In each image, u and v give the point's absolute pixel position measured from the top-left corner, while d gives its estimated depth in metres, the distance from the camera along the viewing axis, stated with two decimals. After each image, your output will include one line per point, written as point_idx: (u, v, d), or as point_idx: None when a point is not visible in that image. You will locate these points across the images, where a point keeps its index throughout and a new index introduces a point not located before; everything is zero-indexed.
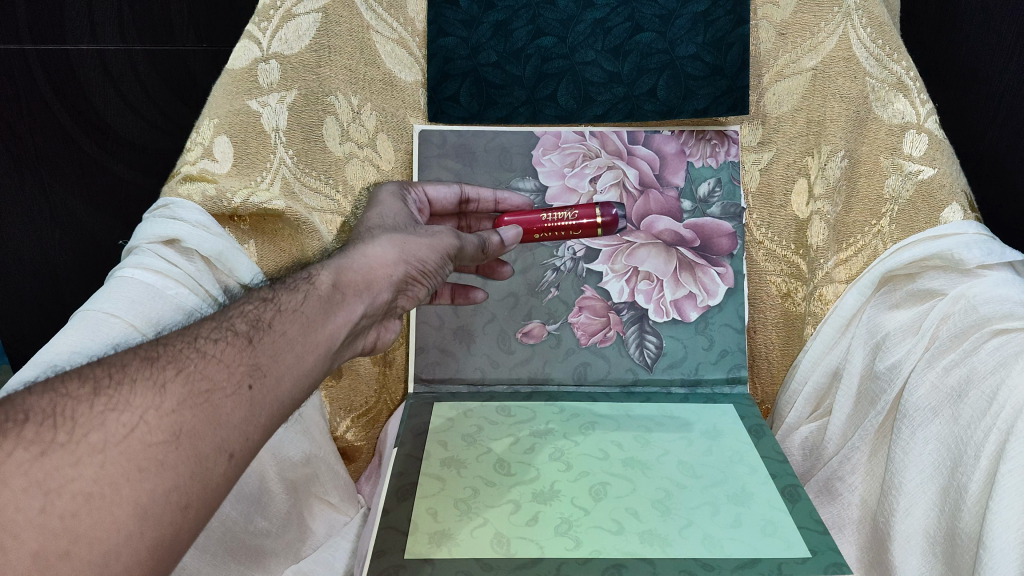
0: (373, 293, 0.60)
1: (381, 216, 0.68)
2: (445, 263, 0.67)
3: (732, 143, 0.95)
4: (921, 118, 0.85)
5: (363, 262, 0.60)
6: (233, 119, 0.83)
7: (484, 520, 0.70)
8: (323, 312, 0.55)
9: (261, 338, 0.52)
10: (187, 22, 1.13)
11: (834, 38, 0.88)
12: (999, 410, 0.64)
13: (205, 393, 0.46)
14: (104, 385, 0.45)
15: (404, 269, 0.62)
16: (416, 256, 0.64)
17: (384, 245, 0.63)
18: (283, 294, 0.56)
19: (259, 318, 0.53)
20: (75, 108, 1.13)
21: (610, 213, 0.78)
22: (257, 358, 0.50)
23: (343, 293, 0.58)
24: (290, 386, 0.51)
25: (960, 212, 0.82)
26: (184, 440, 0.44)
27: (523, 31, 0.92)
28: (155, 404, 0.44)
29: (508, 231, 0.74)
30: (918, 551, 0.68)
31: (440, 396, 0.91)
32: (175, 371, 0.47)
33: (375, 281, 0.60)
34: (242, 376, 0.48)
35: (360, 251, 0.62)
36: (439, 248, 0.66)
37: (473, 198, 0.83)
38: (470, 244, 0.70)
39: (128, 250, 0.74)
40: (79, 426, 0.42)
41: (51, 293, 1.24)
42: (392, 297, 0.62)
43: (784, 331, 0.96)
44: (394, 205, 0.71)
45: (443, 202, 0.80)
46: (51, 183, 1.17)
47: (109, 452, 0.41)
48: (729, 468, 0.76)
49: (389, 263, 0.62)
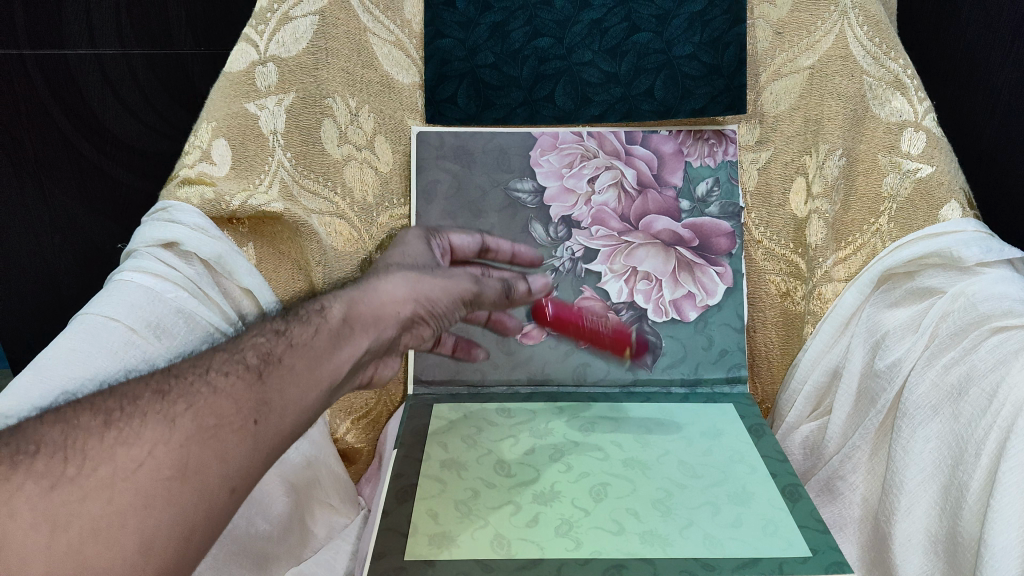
0: (380, 330, 0.58)
1: (403, 255, 0.67)
2: (460, 307, 0.63)
3: (730, 143, 0.94)
4: (919, 115, 0.85)
5: (374, 296, 0.59)
6: (231, 122, 0.83)
7: (484, 522, 0.70)
8: (331, 346, 0.55)
9: (271, 372, 0.51)
10: (184, 24, 1.13)
11: (830, 37, 0.89)
12: (1000, 408, 0.64)
13: (213, 428, 0.46)
14: (116, 418, 0.45)
15: (413, 308, 0.60)
16: (428, 296, 0.60)
17: (396, 281, 0.60)
18: (295, 325, 0.56)
19: (270, 351, 0.53)
20: (72, 111, 1.12)
21: (637, 343, 0.89)
22: (265, 393, 0.50)
23: (352, 328, 0.57)
24: (292, 418, 0.51)
25: (958, 210, 0.82)
26: (191, 475, 0.44)
27: (520, 32, 0.93)
28: (164, 438, 0.44)
29: (538, 280, 0.68)
30: (920, 550, 0.68)
31: (439, 397, 0.91)
32: (186, 406, 0.47)
33: (384, 317, 0.58)
34: (249, 411, 0.48)
35: (374, 286, 0.60)
36: (452, 291, 0.61)
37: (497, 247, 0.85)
38: (490, 289, 0.64)
39: (127, 253, 0.74)
40: (89, 460, 0.42)
41: (52, 295, 1.23)
42: (399, 334, 0.60)
43: (784, 330, 0.96)
44: (418, 246, 0.69)
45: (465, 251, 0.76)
46: (50, 187, 1.16)
47: (116, 488, 0.41)
48: (730, 469, 0.76)
49: (398, 301, 0.59)
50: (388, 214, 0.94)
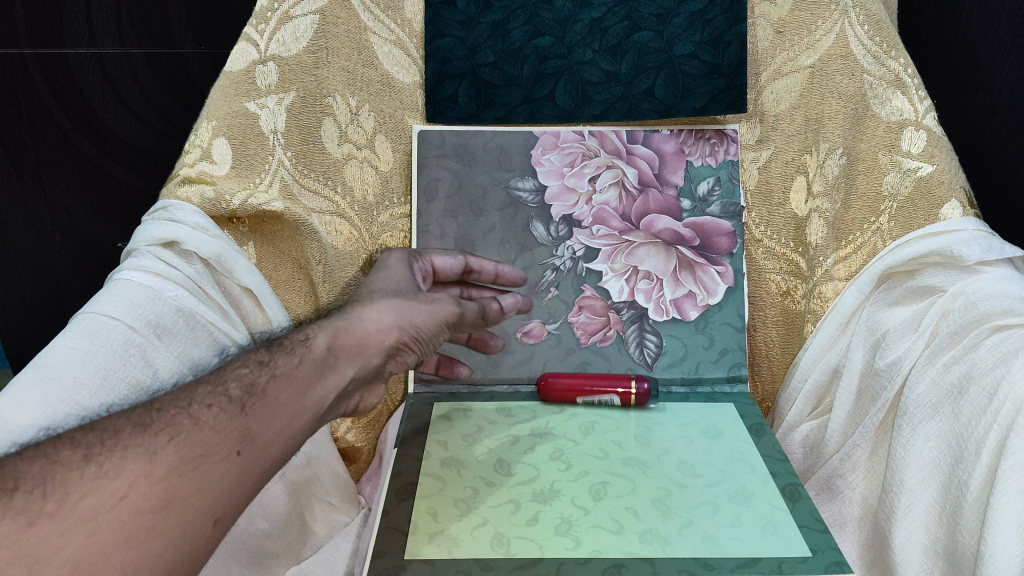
0: (365, 357, 0.64)
1: (385, 280, 0.73)
2: (441, 328, 0.70)
3: (731, 142, 0.94)
4: (919, 114, 0.85)
5: (360, 326, 0.65)
6: (231, 121, 0.83)
7: (484, 520, 0.70)
8: (317, 375, 0.60)
9: (254, 404, 0.56)
10: (186, 25, 1.14)
11: (831, 36, 0.89)
12: (1000, 407, 0.64)
13: (197, 459, 0.51)
14: (95, 452, 0.50)
15: (398, 336, 0.66)
16: (412, 321, 0.67)
17: (381, 308, 0.66)
18: (279, 356, 0.60)
19: (254, 382, 0.57)
20: (72, 110, 1.12)
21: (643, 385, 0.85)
22: (248, 424, 0.54)
23: (337, 356, 0.62)
24: (277, 445, 0.56)
25: (959, 208, 0.82)
26: (173, 507, 0.49)
27: (521, 31, 0.93)
28: (147, 472, 0.49)
29: (509, 298, 0.80)
30: (920, 549, 0.68)
31: (440, 396, 0.91)
32: (167, 439, 0.51)
33: (369, 345, 0.64)
34: (232, 442, 0.53)
35: (359, 314, 0.65)
36: (435, 315, 0.69)
37: (476, 269, 0.89)
38: (470, 310, 0.74)
39: (127, 251, 0.74)
40: (68, 496, 0.47)
41: (51, 291, 1.22)
42: (382, 362, 0.66)
43: (785, 329, 0.96)
44: (400, 271, 0.76)
45: (447, 271, 0.87)
46: (51, 186, 1.15)
47: (96, 523, 0.46)
48: (730, 468, 0.76)
49: (383, 329, 0.65)
50: (389, 212, 0.94)
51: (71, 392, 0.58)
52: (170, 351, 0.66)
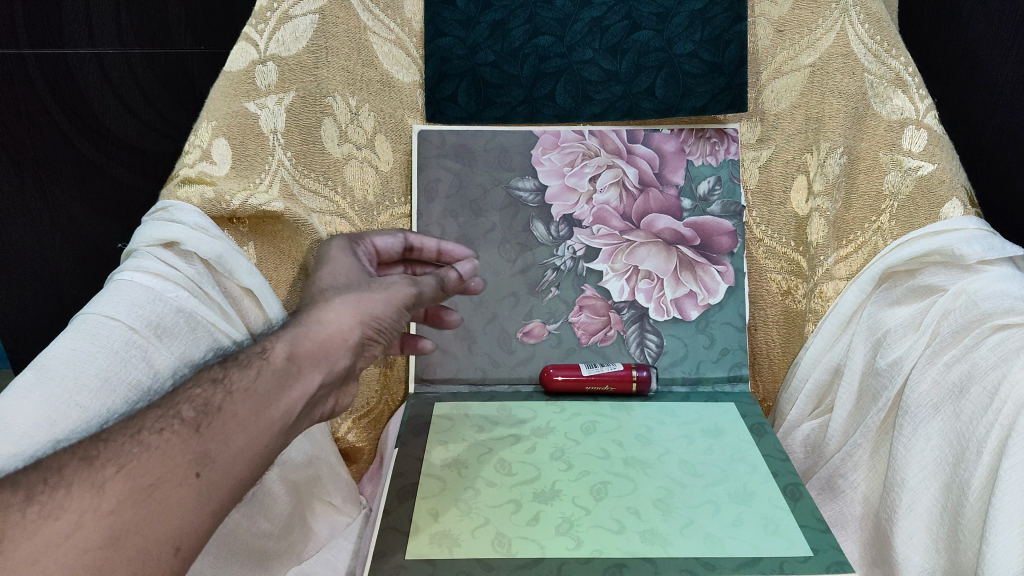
0: (331, 360, 0.59)
1: (333, 274, 0.66)
2: (402, 312, 0.64)
3: (732, 141, 0.95)
4: (920, 113, 0.84)
5: (320, 328, 0.60)
6: (231, 121, 0.82)
7: (484, 520, 0.70)
8: (279, 387, 0.56)
9: (209, 423, 0.53)
10: (185, 26, 1.17)
11: (831, 34, 0.88)
12: (1001, 406, 0.64)
13: (149, 487, 0.48)
14: (39, 491, 0.47)
15: (360, 332, 0.61)
16: (373, 313, 0.62)
17: (338, 307, 0.61)
18: (234, 371, 0.56)
19: (207, 402, 0.54)
20: (72, 111, 1.11)
21: (642, 371, 0.88)
22: (205, 444, 0.52)
23: (299, 364, 0.58)
24: (241, 462, 0.53)
25: (960, 207, 0.81)
26: (124, 540, 0.46)
27: (520, 30, 0.93)
28: (94, 506, 0.47)
29: (466, 264, 0.73)
30: (923, 548, 0.68)
31: (440, 396, 0.91)
32: (116, 469, 0.48)
33: (333, 346, 0.59)
34: (189, 463, 0.50)
35: (318, 316, 0.60)
36: (394, 302, 0.63)
37: (417, 246, 0.79)
38: (426, 286, 0.67)
39: (128, 252, 0.74)
40: (10, 537, 0.45)
41: (51, 294, 1.21)
42: (353, 360, 0.61)
43: (785, 329, 0.95)
44: (346, 261, 0.69)
45: (389, 251, 0.77)
46: (52, 188, 1.14)
47: (41, 563, 0.44)
48: (731, 468, 0.76)
49: (345, 327, 0.60)
50: (389, 212, 0.95)
51: (71, 391, 0.57)
52: (171, 352, 0.66)
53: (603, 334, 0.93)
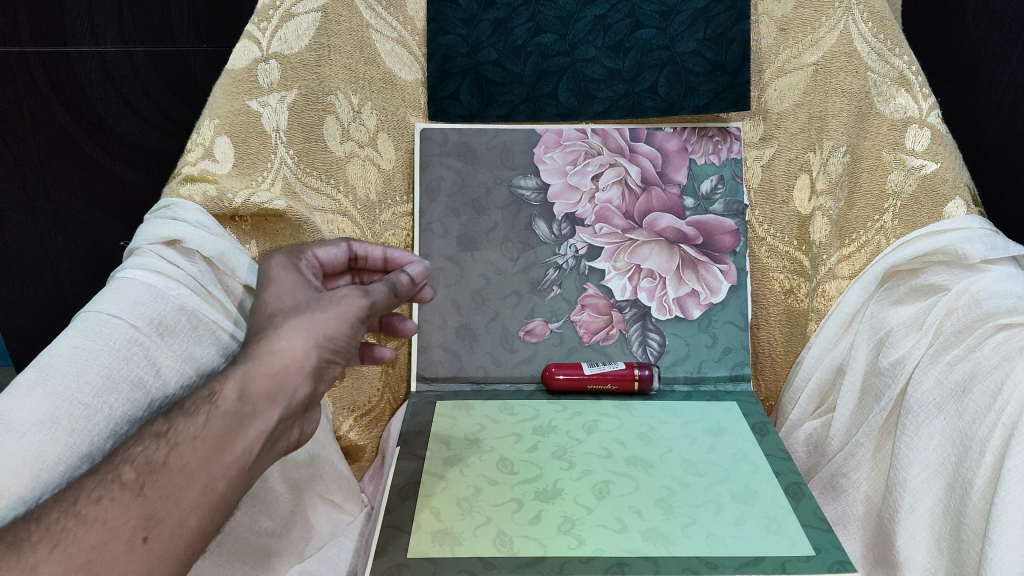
0: (288, 393, 0.55)
1: (277, 297, 0.60)
2: (360, 326, 0.59)
3: (735, 140, 0.95)
4: (923, 112, 0.84)
5: (271, 361, 0.55)
6: (234, 119, 0.83)
7: (487, 519, 0.70)
8: (231, 432, 0.53)
9: (154, 482, 0.49)
10: (187, 23, 1.12)
11: (835, 33, 0.88)
12: (1004, 406, 0.64)
13: (89, 561, 0.46)
14: None
15: (317, 354, 0.56)
16: (327, 335, 0.57)
17: (289, 333, 0.56)
18: (180, 422, 0.52)
19: (151, 459, 0.50)
20: (75, 109, 1.12)
21: (644, 370, 0.89)
22: (152, 505, 0.49)
23: (253, 403, 0.54)
24: (195, 517, 0.50)
25: (963, 207, 0.81)
26: None
27: (523, 28, 0.93)
28: None
29: (414, 266, 0.68)
30: (926, 548, 0.68)
31: (442, 395, 0.91)
32: (51, 547, 0.46)
33: (288, 378, 0.55)
34: (135, 529, 0.48)
35: (268, 347, 0.55)
36: (349, 319, 0.58)
37: (361, 255, 0.74)
38: (378, 294, 0.62)
39: (129, 251, 0.74)
40: None
41: (54, 292, 1.21)
42: (313, 386, 0.57)
43: (788, 328, 0.95)
44: (289, 281, 0.62)
45: (333, 263, 0.72)
46: (54, 185, 1.15)
47: None
48: (733, 467, 0.76)
49: (300, 356, 0.55)
50: (391, 211, 0.94)
51: (74, 386, 0.57)
52: (173, 350, 0.66)
53: (604, 334, 0.93)
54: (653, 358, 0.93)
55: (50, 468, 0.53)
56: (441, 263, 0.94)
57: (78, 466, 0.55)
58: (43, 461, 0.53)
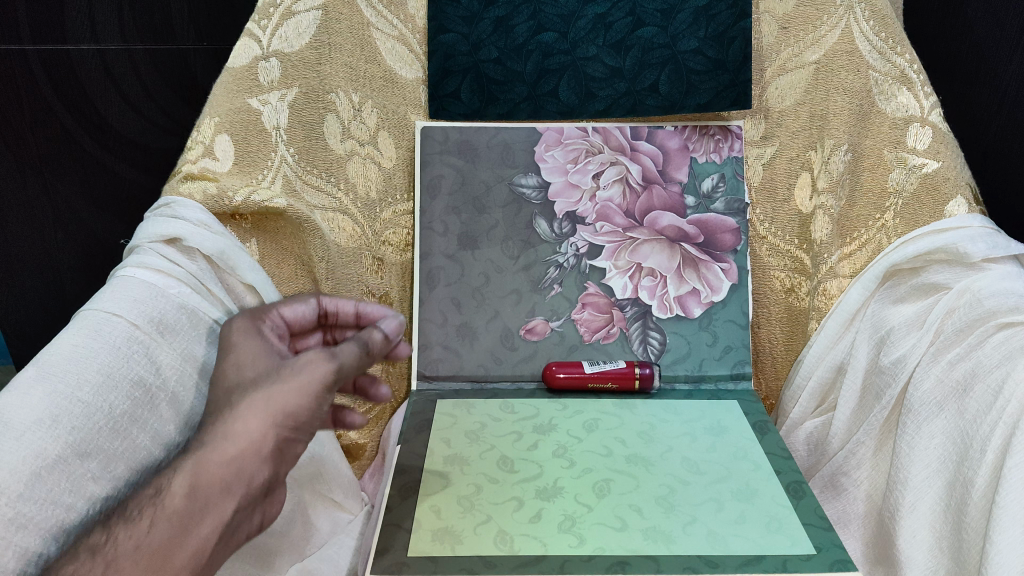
0: (244, 481, 0.52)
1: (235, 369, 0.55)
2: (325, 396, 0.54)
3: (735, 139, 0.95)
4: (925, 111, 0.84)
5: (222, 448, 0.51)
6: (234, 117, 0.82)
7: (487, 517, 0.70)
8: (181, 530, 0.49)
9: None
10: (187, 21, 1.12)
11: (836, 31, 0.88)
12: (1005, 404, 0.64)
13: None
14: None
15: (275, 434, 0.52)
16: (287, 412, 0.52)
17: (245, 412, 0.52)
18: (121, 528, 0.47)
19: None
20: (75, 108, 1.11)
21: (645, 369, 0.88)
22: None
23: (205, 496, 0.50)
24: None
25: (964, 205, 0.81)
26: None
27: (524, 26, 0.93)
28: None
29: (390, 323, 0.61)
30: (927, 547, 0.67)
31: (443, 394, 0.91)
32: None
33: (244, 466, 0.51)
34: None
35: (222, 432, 0.51)
36: (310, 392, 0.53)
37: (333, 311, 0.67)
38: (346, 357, 0.55)
39: (130, 249, 0.74)
40: None
41: (53, 289, 1.21)
42: (274, 467, 0.54)
43: (788, 327, 0.95)
44: (250, 349, 0.57)
45: (301, 323, 0.65)
46: (54, 183, 1.15)
47: None
48: (733, 465, 0.76)
49: (256, 440, 0.51)
50: (391, 209, 0.94)
51: (75, 384, 0.56)
52: (174, 348, 0.66)
53: (605, 333, 0.93)
54: (654, 357, 0.92)
55: (51, 466, 0.51)
56: (442, 261, 0.94)
57: (79, 464, 0.53)
58: (43, 458, 0.51)
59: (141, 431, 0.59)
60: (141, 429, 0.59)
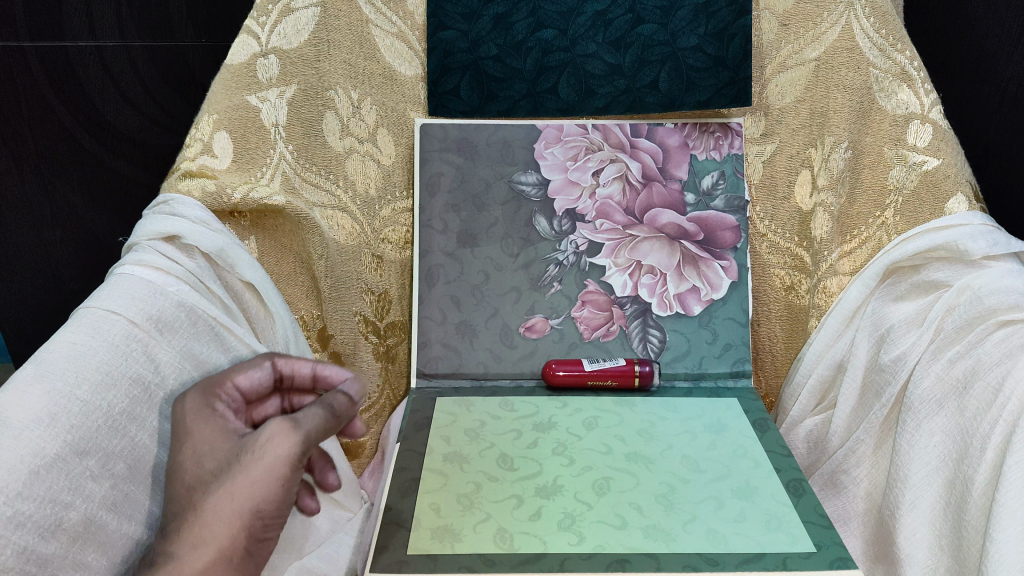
0: None
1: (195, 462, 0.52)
2: (295, 472, 0.50)
3: (736, 136, 0.94)
4: (925, 108, 0.84)
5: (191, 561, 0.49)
6: (232, 114, 0.82)
7: (487, 515, 0.69)
8: None
9: None
10: (186, 18, 1.13)
11: (836, 28, 0.88)
12: (1005, 402, 0.64)
13: None
14: None
15: (246, 534, 0.50)
16: (255, 504, 0.49)
17: (214, 506, 0.49)
18: None
19: None
20: (75, 106, 1.08)
21: (646, 366, 0.88)
22: None
23: None
24: None
25: (964, 203, 0.81)
26: None
27: (523, 23, 0.93)
28: None
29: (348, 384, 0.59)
30: (927, 545, 0.67)
31: (442, 391, 0.91)
32: None
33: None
34: None
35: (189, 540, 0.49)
36: (277, 473, 0.50)
37: (288, 374, 0.63)
38: (311, 426, 0.52)
39: (128, 247, 0.74)
40: None
41: (52, 288, 1.17)
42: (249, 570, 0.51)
43: (788, 324, 0.94)
44: (207, 436, 0.54)
45: (257, 391, 0.61)
46: (53, 182, 1.11)
47: None
48: (733, 463, 0.76)
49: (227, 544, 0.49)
50: (391, 207, 0.94)
51: (73, 382, 0.56)
52: (172, 346, 0.65)
53: (605, 331, 0.93)
54: (654, 355, 0.92)
55: (50, 464, 0.51)
56: (441, 258, 0.94)
57: (78, 462, 0.53)
58: (42, 457, 0.51)
59: (140, 429, 0.59)
60: (139, 426, 0.59)
